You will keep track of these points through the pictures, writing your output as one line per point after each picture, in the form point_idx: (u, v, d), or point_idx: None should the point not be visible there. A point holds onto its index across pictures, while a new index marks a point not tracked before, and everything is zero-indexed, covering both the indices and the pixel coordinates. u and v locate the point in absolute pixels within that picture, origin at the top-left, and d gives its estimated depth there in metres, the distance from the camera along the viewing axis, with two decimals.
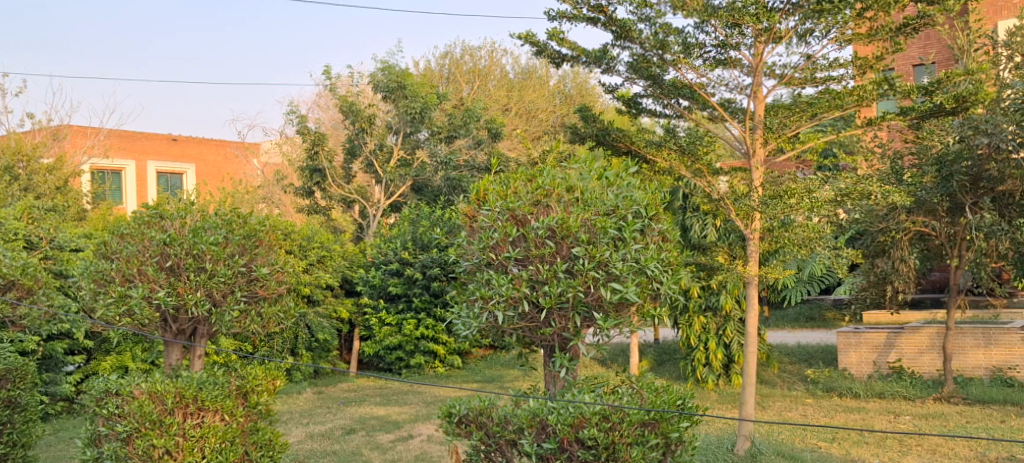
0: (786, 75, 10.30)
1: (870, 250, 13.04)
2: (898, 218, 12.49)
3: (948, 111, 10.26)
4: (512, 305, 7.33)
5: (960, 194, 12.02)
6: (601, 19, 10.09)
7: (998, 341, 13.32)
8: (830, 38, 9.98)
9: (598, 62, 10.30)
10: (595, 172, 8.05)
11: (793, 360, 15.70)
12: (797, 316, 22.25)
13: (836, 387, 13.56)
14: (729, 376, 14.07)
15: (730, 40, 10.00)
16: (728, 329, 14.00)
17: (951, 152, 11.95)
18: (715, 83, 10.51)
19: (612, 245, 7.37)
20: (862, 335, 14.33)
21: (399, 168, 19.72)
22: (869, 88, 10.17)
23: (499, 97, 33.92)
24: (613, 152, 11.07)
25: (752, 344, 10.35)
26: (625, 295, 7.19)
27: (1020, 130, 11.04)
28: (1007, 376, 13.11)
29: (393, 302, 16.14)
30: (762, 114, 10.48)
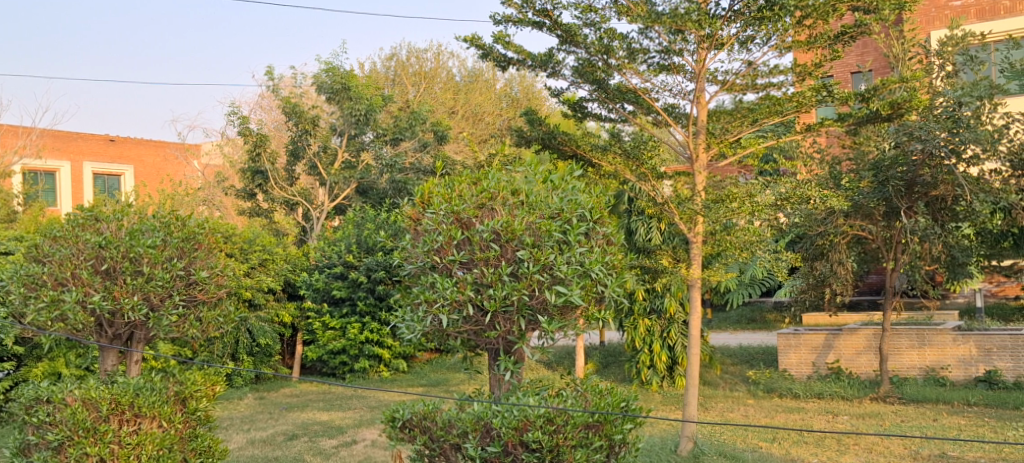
0: (727, 81, 10.49)
1: (809, 253, 13.31)
2: (836, 222, 12.76)
3: (884, 117, 10.50)
4: (456, 309, 7.31)
5: (895, 198, 12.22)
6: (546, 23, 10.11)
7: (931, 342, 13.68)
8: (771, 45, 10.16)
9: (543, 66, 10.33)
10: (541, 175, 8.08)
11: (735, 361, 15.94)
12: (739, 318, 22.59)
13: (776, 388, 13.81)
14: (673, 378, 14.22)
15: (673, 46, 10.14)
16: (672, 331, 14.11)
17: (887, 158, 12.09)
18: (659, 88, 10.64)
19: (556, 249, 7.40)
20: (802, 337, 14.63)
21: (343, 170, 19.54)
22: (808, 94, 10.35)
23: (445, 100, 33.84)
24: (559, 155, 11.14)
25: (695, 346, 10.48)
26: (569, 298, 7.21)
27: (951, 138, 11.50)
28: (940, 376, 13.47)
29: (337, 306, 15.95)
30: (705, 119, 10.64)
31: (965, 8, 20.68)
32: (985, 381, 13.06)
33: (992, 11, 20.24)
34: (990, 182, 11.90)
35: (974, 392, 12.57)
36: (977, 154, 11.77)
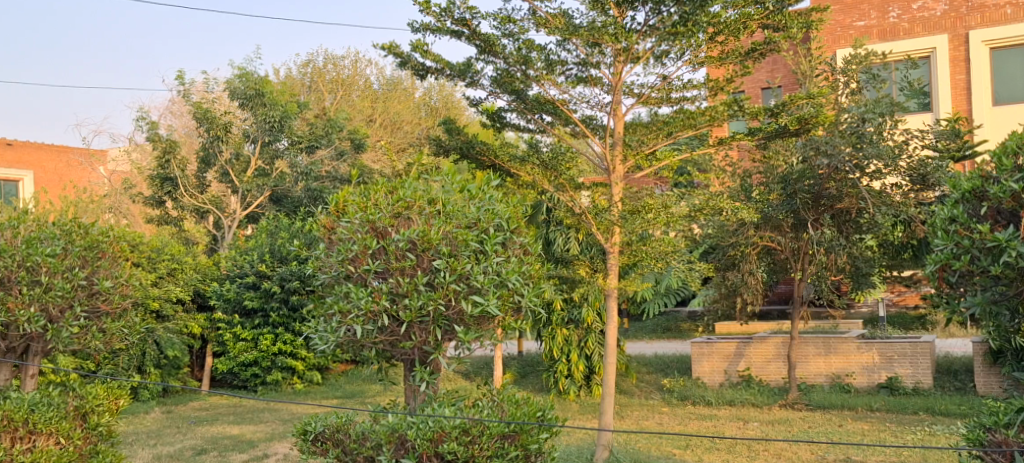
0: (643, 94, 10.65)
1: (721, 263, 13.65)
2: (746, 233, 13.09)
3: (792, 132, 10.84)
4: (370, 319, 7.22)
5: (803, 210, 12.60)
6: (465, 32, 10.12)
7: (837, 350, 14.13)
8: (684, 60, 10.38)
9: (462, 75, 10.33)
10: (458, 185, 8.03)
11: (650, 370, 16.16)
12: (654, 327, 22.95)
13: (689, 396, 14.06)
14: (590, 387, 14.31)
15: (591, 58, 10.28)
16: (589, 341, 14.22)
17: (795, 171, 12.50)
18: (577, 99, 10.74)
19: (473, 258, 7.38)
20: (714, 345, 14.97)
21: (257, 177, 19.16)
22: (720, 109, 10.63)
23: (362, 107, 33.57)
24: (477, 165, 11.09)
25: (611, 355, 10.59)
26: (486, 307, 7.22)
27: (855, 152, 11.96)
28: (845, 383, 13.93)
29: (249, 317, 15.57)
30: (622, 131, 10.81)
31: (869, 27, 21.22)
32: (887, 387, 13.54)
33: (893, 32, 21.08)
34: (891, 195, 12.37)
35: (876, 398, 13.03)
36: (880, 169, 12.24)
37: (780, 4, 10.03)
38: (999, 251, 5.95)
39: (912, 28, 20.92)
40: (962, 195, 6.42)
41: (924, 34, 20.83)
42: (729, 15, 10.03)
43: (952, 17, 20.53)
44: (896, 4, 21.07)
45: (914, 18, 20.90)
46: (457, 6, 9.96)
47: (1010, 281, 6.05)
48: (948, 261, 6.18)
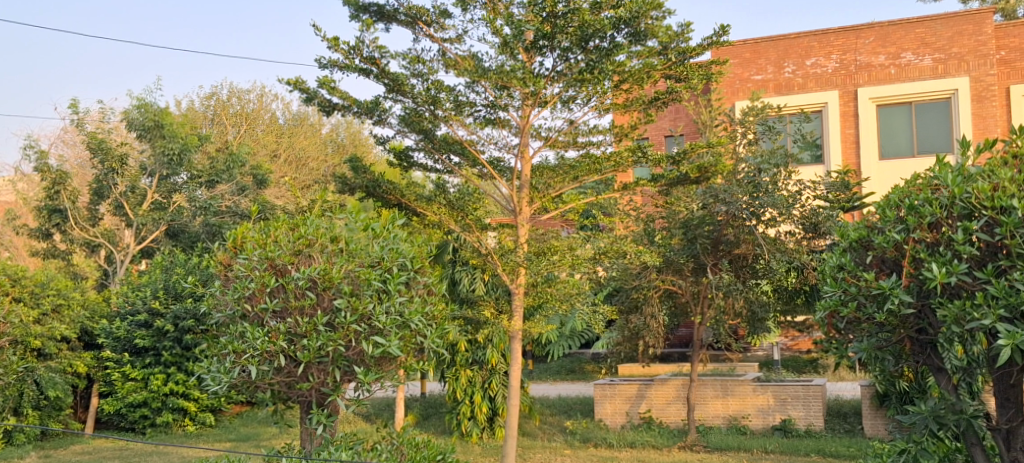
0: (550, 138, 10.81)
1: (624, 305, 13.85)
2: (649, 277, 13.33)
3: (692, 180, 11.23)
4: (267, 359, 7.07)
5: (703, 255, 13.01)
6: (374, 70, 10.10)
7: (733, 392, 14.45)
8: (591, 105, 10.62)
9: (369, 113, 10.28)
10: (362, 224, 7.93)
11: (554, 412, 16.18)
12: (559, 369, 23.04)
13: (591, 438, 14.12)
14: (493, 429, 14.16)
15: (499, 101, 10.39)
16: (493, 382, 14.10)
17: (695, 217, 12.81)
18: (484, 141, 10.84)
19: (375, 298, 7.28)
20: (616, 387, 15.13)
21: (153, 211, 18.53)
22: (624, 155, 10.82)
23: (267, 142, 33.01)
24: (382, 203, 10.97)
25: (515, 397, 10.68)
26: (387, 349, 7.12)
27: (752, 201, 12.36)
28: (742, 425, 14.25)
29: (139, 356, 15.01)
30: (528, 174, 10.95)
31: (765, 81, 22.11)
32: (781, 429, 13.90)
33: (788, 87, 21.98)
34: (785, 242, 12.80)
35: (771, 441, 13.35)
36: (774, 217, 12.65)
37: (682, 56, 10.40)
38: (883, 298, 6.23)
39: (805, 83, 21.87)
40: (850, 244, 6.70)
41: (816, 89, 21.81)
42: (633, 65, 10.27)
43: (842, 74, 21.57)
44: (791, 60, 22.02)
45: (807, 74, 21.87)
46: (367, 44, 9.98)
47: (893, 328, 6.32)
48: (836, 308, 6.43)
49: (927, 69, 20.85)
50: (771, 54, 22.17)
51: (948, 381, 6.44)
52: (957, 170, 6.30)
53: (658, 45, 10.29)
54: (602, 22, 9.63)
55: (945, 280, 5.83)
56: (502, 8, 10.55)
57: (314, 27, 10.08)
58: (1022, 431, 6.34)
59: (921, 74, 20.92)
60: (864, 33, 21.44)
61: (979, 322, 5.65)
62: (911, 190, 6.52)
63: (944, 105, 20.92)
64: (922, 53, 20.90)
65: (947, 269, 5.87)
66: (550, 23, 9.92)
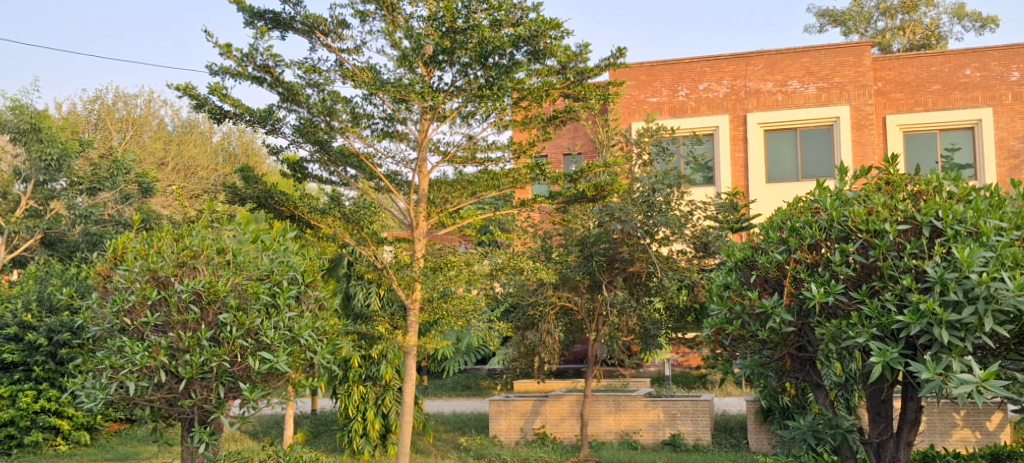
0: (449, 153, 10.79)
1: (521, 322, 13.92)
2: (545, 293, 13.45)
3: (589, 198, 11.40)
4: (146, 375, 6.80)
5: (598, 272, 13.12)
6: (267, 79, 9.90)
7: (626, 407, 14.64)
8: (489, 121, 10.68)
9: (262, 122, 10.05)
10: (251, 235, 7.72)
11: (448, 428, 16.08)
12: (455, 385, 22.95)
13: (485, 454, 14.08)
14: (386, 447, 13.84)
15: (397, 114, 10.32)
16: (386, 398, 13.86)
17: (591, 235, 12.98)
18: (382, 154, 10.73)
19: (263, 313, 7.07)
20: (511, 403, 15.15)
21: (27, 219, 17.78)
22: (523, 172, 10.92)
23: (154, 149, 31.90)
24: (274, 215, 10.65)
25: (408, 414, 10.63)
26: (274, 365, 6.92)
27: (646, 220, 12.55)
28: (633, 440, 14.46)
29: (7, 372, 14.18)
30: (426, 189, 10.89)
31: (660, 103, 22.69)
32: (670, 444, 14.18)
33: (682, 110, 22.59)
34: (677, 261, 13.05)
35: (660, 455, 13.60)
36: (667, 235, 12.92)
37: (580, 76, 10.57)
38: (766, 317, 6.43)
39: (698, 107, 22.53)
40: (735, 263, 6.90)
41: (709, 113, 22.49)
42: (533, 82, 10.37)
43: (732, 99, 22.32)
44: (684, 84, 22.67)
45: (700, 98, 22.54)
46: (260, 52, 9.77)
47: (775, 345, 6.50)
48: (722, 326, 6.65)
49: (811, 97, 21.76)
50: (665, 78, 22.77)
51: (825, 397, 6.69)
52: (836, 194, 6.60)
53: (557, 64, 10.39)
54: (501, 40, 9.70)
55: (823, 299, 6.06)
56: (402, 21, 10.51)
57: (206, 33, 9.84)
58: (891, 444, 6.64)
59: (806, 101, 21.81)
60: (754, 60, 22.26)
61: (854, 340, 5.90)
62: (793, 212, 6.76)
63: (827, 132, 21.87)
64: (807, 81, 21.83)
65: (825, 289, 6.10)
66: (450, 39, 9.91)
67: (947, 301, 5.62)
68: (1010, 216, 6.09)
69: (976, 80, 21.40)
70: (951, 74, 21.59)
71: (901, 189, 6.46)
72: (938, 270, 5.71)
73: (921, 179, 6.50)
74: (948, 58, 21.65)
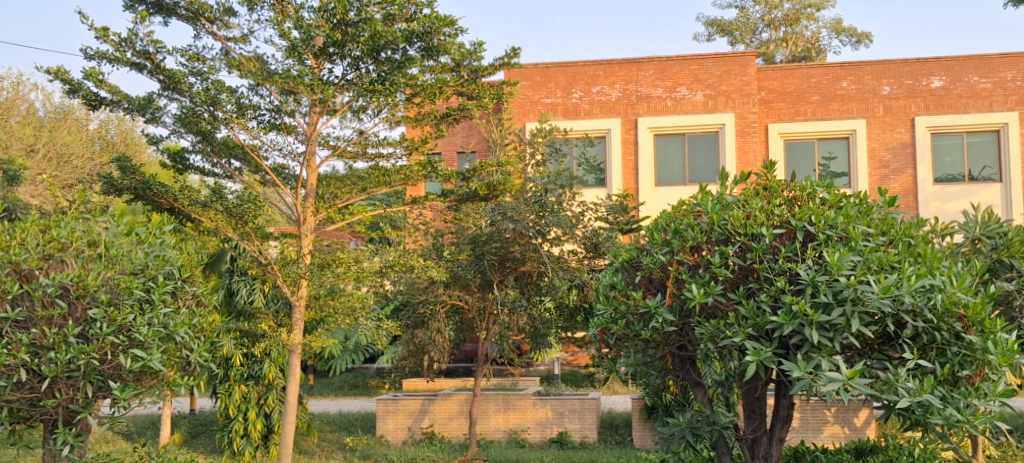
0: (338, 147, 10.61)
1: (410, 321, 13.80)
2: (436, 291, 13.39)
3: (481, 197, 11.44)
4: (4, 374, 6.38)
5: (489, 271, 13.19)
6: (147, 66, 9.50)
7: (514, 406, 14.71)
8: (381, 117, 10.56)
9: (141, 110, 9.64)
10: (124, 227, 7.38)
11: (334, 428, 15.80)
12: (341, 384, 22.55)
13: (371, 454, 13.87)
14: (268, 447, 13.56)
15: (284, 106, 10.06)
16: (270, 398, 13.51)
17: (483, 234, 12.97)
18: (268, 146, 10.49)
19: (136, 308, 6.76)
20: (399, 402, 14.97)
21: None
22: (414, 169, 10.83)
23: (22, 135, 30.36)
24: (153, 207, 10.22)
25: (291, 413, 10.37)
26: (148, 363, 6.63)
27: (538, 219, 12.66)
28: (521, 438, 14.55)
29: None
30: (314, 183, 10.68)
31: (554, 105, 22.91)
32: (557, 441, 14.34)
33: (575, 112, 22.86)
34: (567, 260, 13.19)
35: (547, 453, 13.70)
36: (558, 236, 13.06)
37: (474, 75, 10.54)
38: (649, 316, 6.54)
39: (591, 109, 22.84)
40: (621, 263, 7.01)
41: (601, 116, 22.83)
42: (426, 79, 10.34)
43: (624, 103, 22.75)
44: (578, 86, 22.95)
45: (593, 101, 22.85)
46: (140, 37, 9.36)
47: (657, 344, 6.65)
48: (607, 325, 6.71)
49: (699, 103, 22.39)
50: (559, 79, 23.00)
51: (704, 394, 6.85)
52: (717, 198, 6.78)
53: (450, 61, 10.39)
54: (394, 34, 9.58)
55: (703, 300, 6.21)
56: (291, 11, 10.25)
57: (81, 14, 9.39)
58: (765, 440, 6.87)
59: (694, 108, 22.42)
60: (645, 66, 22.72)
61: (731, 339, 6.06)
62: (677, 214, 6.90)
63: (713, 138, 22.58)
64: (695, 88, 22.44)
65: (705, 290, 6.25)
66: (340, 31, 9.73)
67: (818, 303, 5.86)
68: (877, 223, 6.41)
69: (851, 92, 22.47)
70: (829, 86, 22.58)
71: (777, 194, 6.68)
72: (810, 272, 5.95)
73: (796, 185, 6.74)
74: (826, 71, 22.61)
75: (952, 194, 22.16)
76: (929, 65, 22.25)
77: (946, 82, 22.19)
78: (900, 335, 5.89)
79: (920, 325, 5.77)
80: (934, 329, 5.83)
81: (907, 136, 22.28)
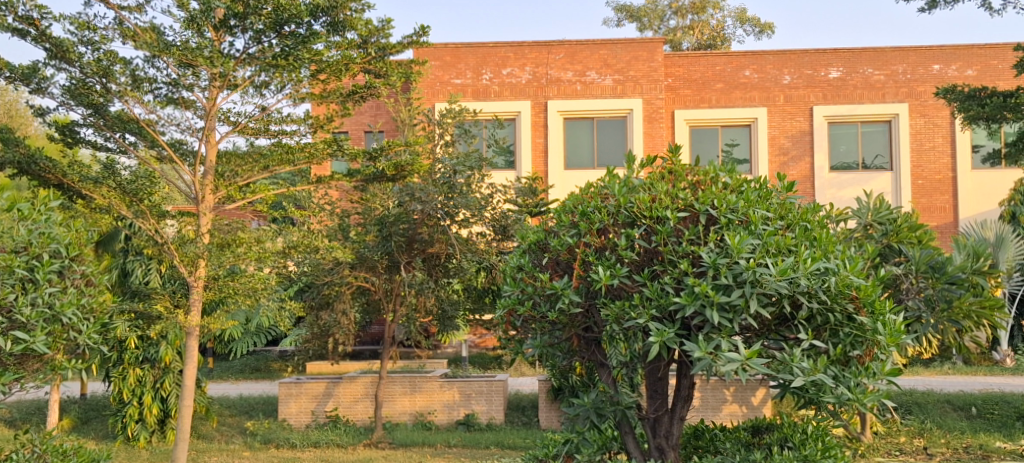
0: (240, 123, 10.27)
1: (314, 302, 13.51)
2: (341, 272, 13.08)
3: (389, 177, 11.26)
4: None
5: (396, 252, 13.03)
6: (31, 32, 9.00)
7: (421, 388, 14.60)
8: (285, 93, 10.26)
9: (25, 79, 9.12)
10: (5, 203, 6.89)
11: (234, 412, 15.42)
12: (243, 367, 22.00)
13: (273, 439, 13.58)
14: (164, 432, 13.13)
15: (182, 80, 9.69)
16: (166, 382, 13.05)
17: (391, 215, 12.72)
18: (165, 121, 10.07)
19: (18, 288, 6.40)
20: (302, 385, 14.67)
21: None
22: (319, 147, 10.56)
23: None
24: (39, 182, 9.70)
25: (188, 396, 10.04)
26: (30, 345, 6.30)
27: (446, 201, 12.57)
28: (427, 420, 14.42)
29: None
30: (215, 160, 10.32)
31: (464, 85, 22.77)
32: (464, 423, 14.31)
33: (484, 93, 22.77)
34: (476, 242, 13.13)
35: (453, 435, 13.66)
36: (467, 218, 12.99)
37: (381, 52, 10.33)
38: (555, 298, 6.54)
39: (501, 91, 22.80)
40: (528, 245, 7.01)
41: (511, 98, 22.81)
42: (332, 55, 10.00)
43: (534, 86, 22.78)
44: (488, 67, 22.85)
45: (503, 83, 22.81)
46: (23, 2, 8.84)
47: (563, 326, 6.66)
48: (513, 307, 6.69)
49: (608, 88, 22.60)
50: (469, 60, 22.86)
51: (608, 375, 6.89)
52: (624, 181, 6.82)
53: (357, 37, 10.10)
54: (298, 9, 9.31)
55: (609, 282, 6.23)
56: None
57: None
58: (666, 419, 6.98)
59: (602, 92, 22.62)
60: (555, 49, 22.77)
61: (635, 321, 6.11)
62: (584, 197, 6.91)
63: (621, 123, 22.82)
64: (604, 73, 22.64)
65: (611, 272, 6.27)
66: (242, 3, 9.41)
67: (719, 285, 5.98)
68: (776, 207, 6.56)
69: (753, 81, 23.04)
70: (733, 74, 23.10)
71: (681, 178, 6.77)
72: (712, 255, 6.05)
73: (699, 169, 6.84)
74: (731, 59, 23.12)
75: (847, 182, 23.02)
76: (828, 55, 22.96)
77: (843, 72, 22.95)
78: (796, 316, 6.06)
79: (814, 306, 5.94)
80: (828, 311, 6.01)
81: (805, 125, 22.99)
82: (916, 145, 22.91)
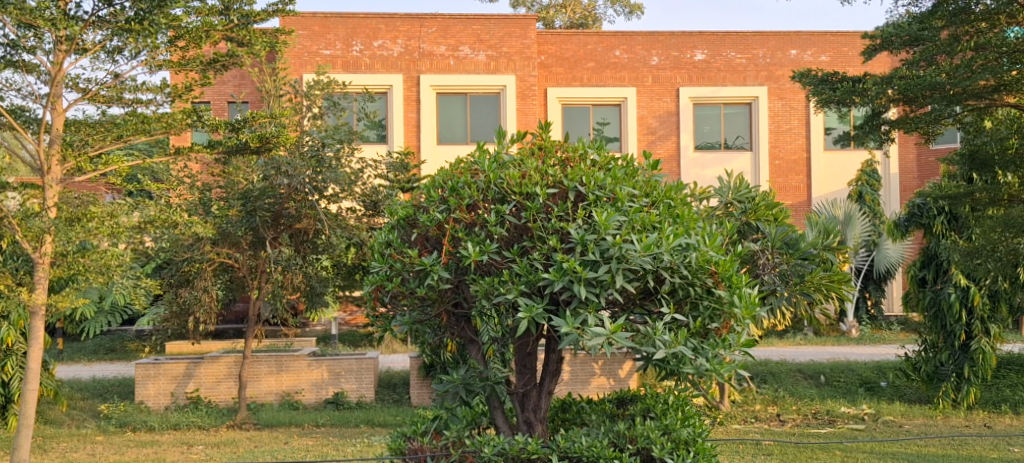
0: (89, 90, 9.64)
1: (174, 279, 12.96)
2: (202, 249, 12.58)
3: (253, 149, 10.79)
4: None
5: (262, 228, 12.60)
6: None
7: (288, 367, 14.22)
8: (139, 60, 9.64)
9: None
10: None
11: (86, 395, 14.64)
12: (96, 348, 20.92)
13: (129, 422, 12.96)
14: (6, 418, 12.30)
15: (22, 41, 8.99)
16: (7, 365, 12.25)
17: (255, 189, 12.32)
18: (3, 85, 9.35)
19: None
20: (161, 366, 14.05)
21: None
22: (178, 117, 10.06)
23: None
24: None
25: (34, 380, 9.40)
26: None
27: (315, 176, 12.24)
28: (294, 400, 14.10)
29: None
30: (61, 128, 9.65)
31: (333, 57, 22.20)
32: (333, 402, 14.09)
33: (355, 65, 22.27)
34: (345, 218, 12.87)
35: (321, 414, 13.42)
36: (336, 193, 12.71)
37: (244, 19, 9.92)
38: (424, 274, 6.44)
39: (372, 63, 22.37)
40: (397, 221, 6.87)
41: (382, 71, 22.43)
42: (192, 21, 9.51)
43: (406, 59, 22.49)
44: (358, 39, 22.36)
45: (374, 55, 22.38)
46: None
47: (432, 302, 6.58)
48: (382, 283, 6.55)
49: (480, 64, 22.54)
50: (339, 31, 22.29)
51: (478, 351, 6.89)
52: (494, 156, 6.78)
53: (218, 4, 9.68)
54: None
55: (478, 258, 6.18)
56: None
57: None
58: (534, 393, 7.01)
59: (475, 67, 22.54)
60: (427, 22, 22.52)
61: (505, 296, 6.08)
62: (454, 172, 6.86)
63: (493, 99, 22.82)
64: (477, 48, 22.55)
65: (480, 248, 6.23)
66: None
67: (586, 261, 6.04)
68: (642, 185, 6.67)
69: (623, 61, 23.52)
70: (604, 54, 23.51)
71: (551, 154, 6.79)
72: (579, 232, 6.12)
73: (569, 146, 6.87)
74: (601, 39, 23.51)
75: (710, 161, 23.82)
76: (693, 38, 23.65)
77: (707, 55, 23.68)
78: (659, 290, 6.20)
79: (676, 281, 6.09)
80: (689, 285, 6.16)
81: (671, 105, 23.65)
82: (774, 126, 23.92)
